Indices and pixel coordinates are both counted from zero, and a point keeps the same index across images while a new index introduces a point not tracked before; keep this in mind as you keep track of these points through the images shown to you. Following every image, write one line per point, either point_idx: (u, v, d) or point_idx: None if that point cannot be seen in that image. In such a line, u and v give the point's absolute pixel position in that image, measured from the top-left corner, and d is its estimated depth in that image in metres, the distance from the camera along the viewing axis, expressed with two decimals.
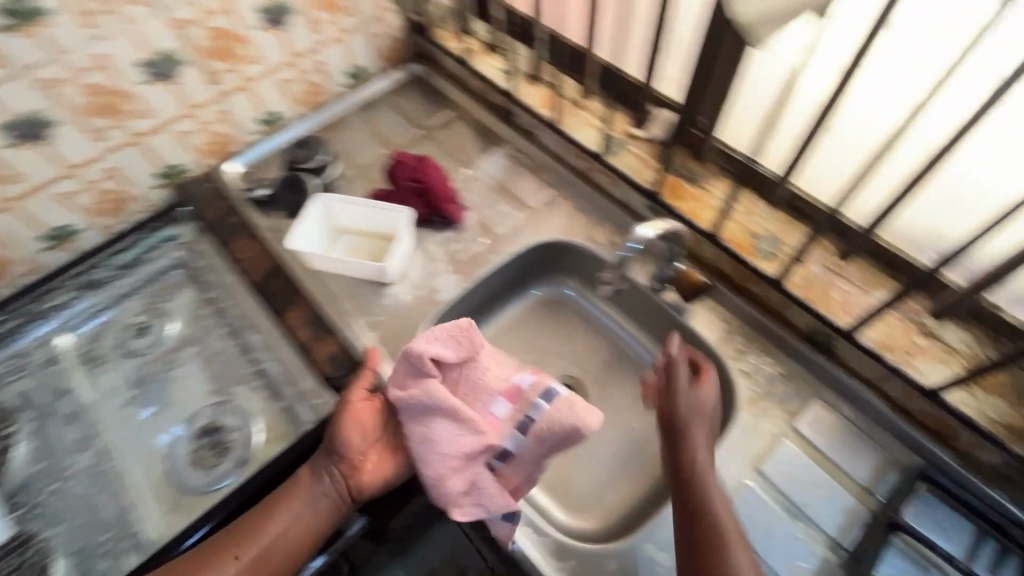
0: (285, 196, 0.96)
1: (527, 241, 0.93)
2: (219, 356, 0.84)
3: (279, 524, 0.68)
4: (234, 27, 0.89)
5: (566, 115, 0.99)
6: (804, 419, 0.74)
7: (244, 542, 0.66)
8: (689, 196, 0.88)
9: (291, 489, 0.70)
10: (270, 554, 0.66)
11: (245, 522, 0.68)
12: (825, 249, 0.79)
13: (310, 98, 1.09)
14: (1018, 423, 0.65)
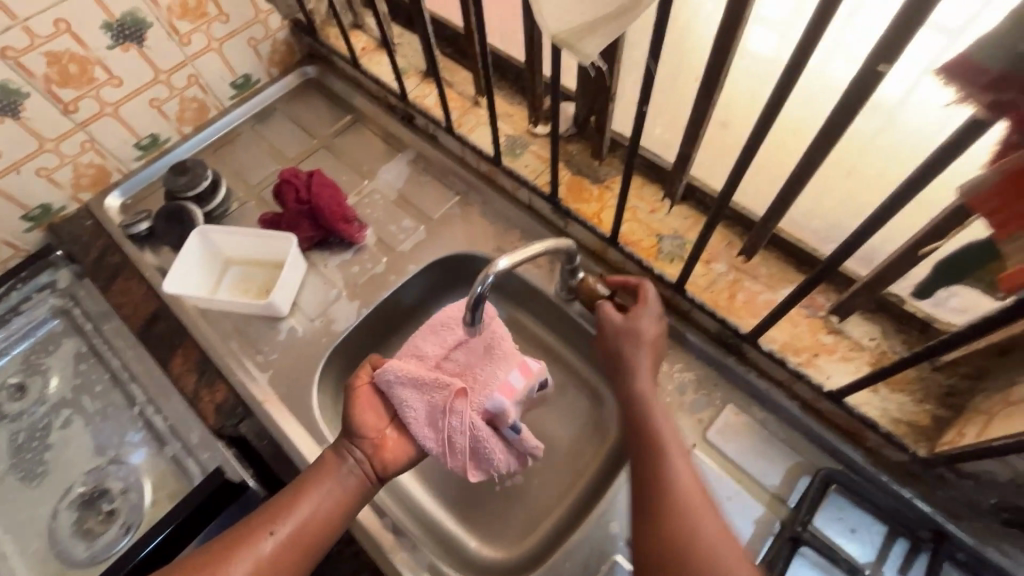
0: (165, 228, 0.88)
1: (426, 260, 0.87)
2: (105, 413, 0.80)
3: (313, 501, 0.60)
4: (82, 51, 0.81)
5: (463, 115, 0.93)
6: (716, 428, 0.71)
7: (280, 516, 0.59)
8: (593, 196, 0.82)
9: (328, 465, 0.63)
10: (309, 528, 0.59)
11: (278, 504, 0.60)
12: (730, 246, 0.76)
13: (194, 116, 1.00)
14: (920, 419, 0.64)
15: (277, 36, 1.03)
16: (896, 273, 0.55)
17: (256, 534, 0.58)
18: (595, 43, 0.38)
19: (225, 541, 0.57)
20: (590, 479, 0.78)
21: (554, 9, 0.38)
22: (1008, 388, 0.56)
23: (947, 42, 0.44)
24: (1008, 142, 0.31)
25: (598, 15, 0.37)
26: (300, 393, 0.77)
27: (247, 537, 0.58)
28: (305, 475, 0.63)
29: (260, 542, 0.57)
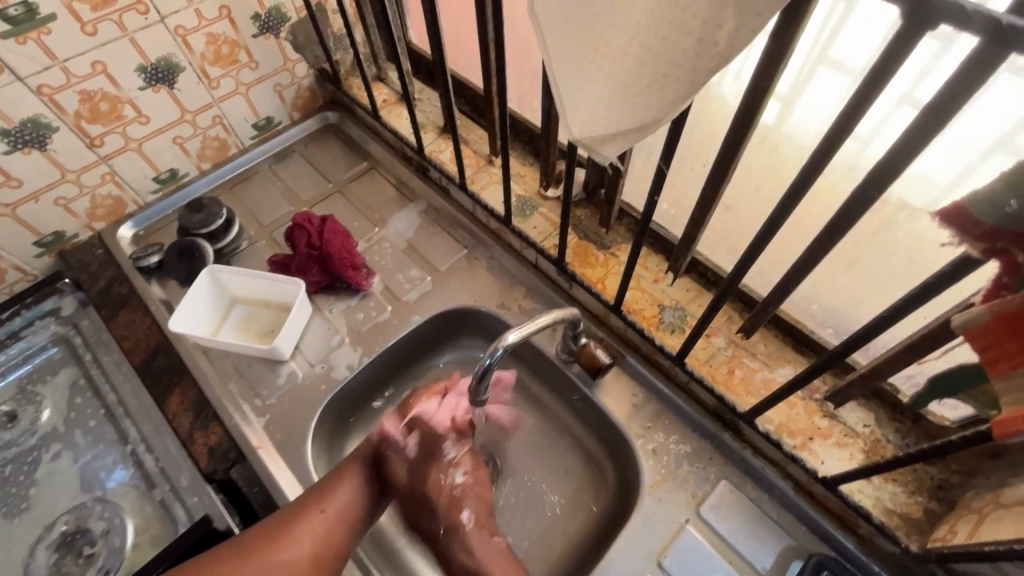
0: (176, 264, 0.90)
1: (431, 311, 0.88)
2: (95, 449, 0.79)
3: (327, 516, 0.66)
4: (115, 91, 0.84)
5: (476, 172, 0.96)
6: (710, 505, 0.71)
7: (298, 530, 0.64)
8: (598, 262, 0.84)
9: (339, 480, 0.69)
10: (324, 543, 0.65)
11: (299, 508, 0.66)
12: (730, 322, 0.77)
13: (214, 153, 1.03)
14: (912, 511, 0.65)
15: (303, 82, 1.07)
16: (890, 370, 0.57)
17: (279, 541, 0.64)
18: (615, 148, 0.41)
19: (255, 539, 0.64)
20: (582, 548, 0.77)
21: (578, 114, 0.40)
22: (998, 488, 0.57)
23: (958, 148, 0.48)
24: (997, 283, 0.33)
25: (621, 128, 0.39)
26: (294, 441, 0.77)
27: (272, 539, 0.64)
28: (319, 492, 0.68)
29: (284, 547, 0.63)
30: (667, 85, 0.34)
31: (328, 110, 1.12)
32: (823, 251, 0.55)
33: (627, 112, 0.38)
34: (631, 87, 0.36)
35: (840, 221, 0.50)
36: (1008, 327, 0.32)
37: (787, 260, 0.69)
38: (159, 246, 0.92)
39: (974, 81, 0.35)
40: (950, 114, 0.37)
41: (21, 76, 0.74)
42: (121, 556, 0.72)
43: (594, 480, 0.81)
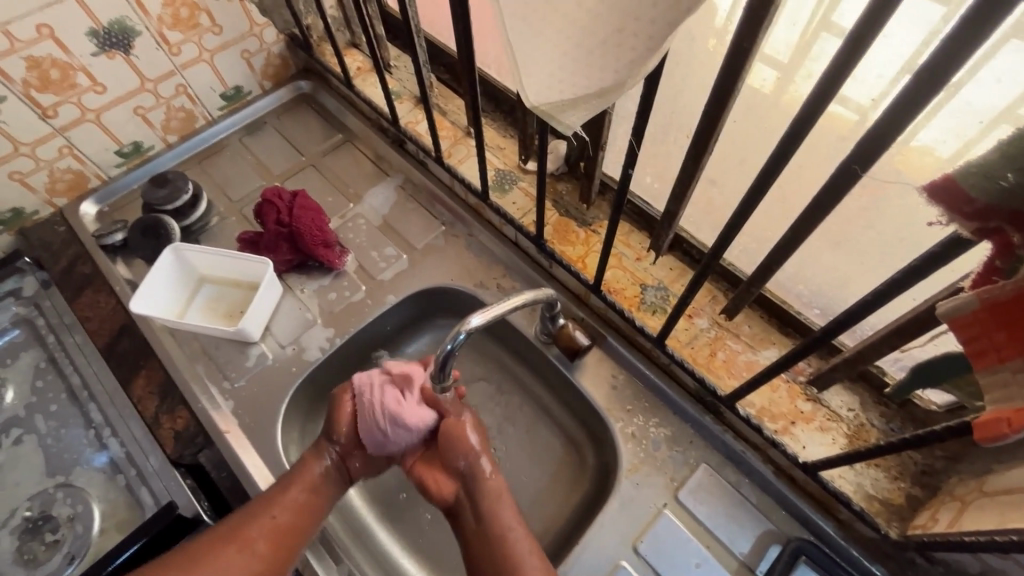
0: (141, 242, 0.86)
1: (407, 290, 0.85)
2: (59, 434, 0.77)
3: (283, 511, 0.62)
4: (65, 57, 0.78)
5: (454, 145, 0.92)
6: (689, 489, 0.70)
7: (257, 525, 0.61)
8: (579, 239, 0.81)
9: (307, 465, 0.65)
10: (277, 543, 0.60)
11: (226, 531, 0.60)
12: (713, 301, 0.74)
13: (180, 125, 0.98)
14: (894, 497, 0.63)
15: (272, 50, 1.01)
16: (875, 355, 0.54)
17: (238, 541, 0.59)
18: (578, 116, 0.36)
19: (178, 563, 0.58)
20: (559, 530, 0.76)
21: (534, 79, 0.36)
22: (983, 475, 0.55)
23: (956, 126, 0.42)
24: (988, 266, 0.30)
25: (582, 92, 0.35)
26: (264, 424, 0.75)
27: (231, 538, 0.59)
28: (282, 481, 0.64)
29: (232, 551, 0.59)
30: (626, 43, 0.31)
31: (301, 80, 1.07)
32: (808, 229, 0.51)
33: (586, 75, 0.33)
34: (589, 46, 0.32)
35: (826, 197, 0.46)
36: (999, 317, 0.29)
37: (773, 237, 0.66)
38: (123, 223, 0.89)
39: (974, 37, 0.31)
40: (947, 75, 0.33)
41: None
42: (89, 539, 0.71)
43: (573, 464, 0.79)
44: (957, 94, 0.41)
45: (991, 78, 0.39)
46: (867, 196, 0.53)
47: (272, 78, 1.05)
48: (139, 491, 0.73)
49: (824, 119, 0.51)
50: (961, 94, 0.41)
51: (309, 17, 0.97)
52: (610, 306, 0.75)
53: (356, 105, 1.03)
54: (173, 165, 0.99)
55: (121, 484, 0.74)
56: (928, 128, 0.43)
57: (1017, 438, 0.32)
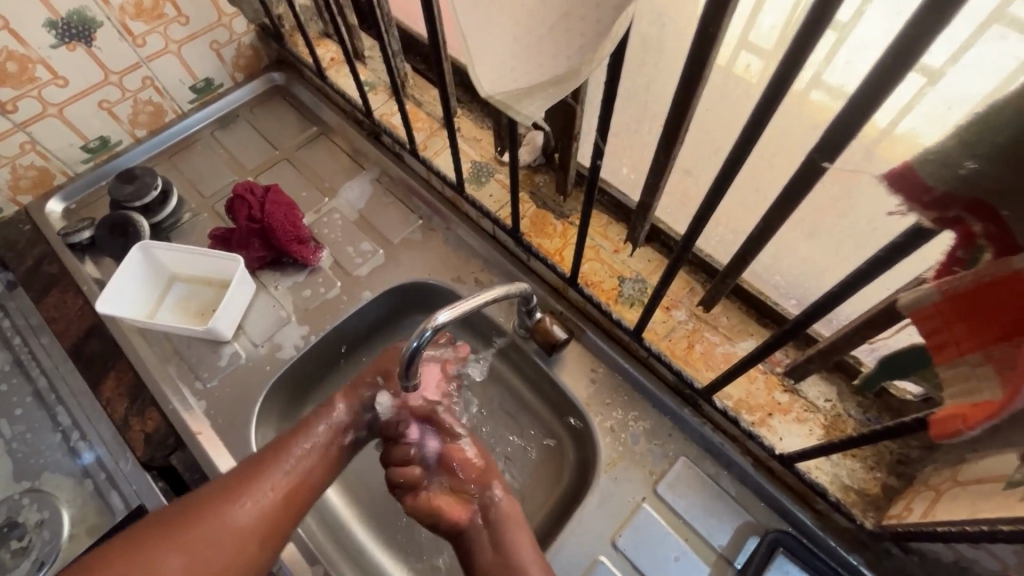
0: (108, 240, 0.84)
1: (383, 286, 0.84)
2: (27, 437, 0.75)
3: (283, 472, 0.60)
4: (22, 49, 0.76)
5: (429, 137, 0.90)
6: (668, 482, 0.69)
7: (255, 484, 0.58)
8: (556, 232, 0.79)
9: (305, 426, 0.64)
10: (277, 504, 0.58)
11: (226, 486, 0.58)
12: (692, 293, 0.74)
13: (149, 119, 0.96)
14: (870, 487, 0.63)
15: (243, 40, 0.98)
16: (849, 345, 0.53)
17: (233, 501, 0.57)
18: (536, 105, 0.35)
19: (168, 519, 0.55)
20: (538, 525, 0.75)
21: (487, 66, 0.35)
22: (957, 464, 0.54)
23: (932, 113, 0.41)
24: (951, 257, 0.29)
25: (536, 80, 0.33)
26: (237, 425, 0.73)
27: (226, 498, 0.57)
28: (279, 443, 0.62)
29: (229, 510, 0.56)
30: (575, 27, 0.29)
31: (274, 72, 1.04)
32: (780, 219, 0.50)
33: (539, 62, 0.32)
34: (539, 32, 0.31)
35: (796, 186, 0.45)
36: (961, 309, 0.29)
37: (749, 227, 0.65)
38: (90, 221, 0.86)
39: (939, 18, 0.30)
40: (912, 59, 0.32)
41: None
42: (60, 543, 0.69)
43: (553, 459, 0.79)
44: (926, 78, 0.40)
45: (963, 61, 0.38)
46: (839, 184, 0.52)
47: (244, 70, 1.03)
48: (111, 494, 0.71)
49: (796, 106, 0.50)
50: (935, 79, 0.40)
51: (279, 6, 0.95)
52: (588, 299, 0.74)
53: (330, 97, 1.01)
54: (143, 160, 0.97)
55: (92, 488, 0.72)
56: (897, 114, 0.42)
57: (970, 437, 0.31)
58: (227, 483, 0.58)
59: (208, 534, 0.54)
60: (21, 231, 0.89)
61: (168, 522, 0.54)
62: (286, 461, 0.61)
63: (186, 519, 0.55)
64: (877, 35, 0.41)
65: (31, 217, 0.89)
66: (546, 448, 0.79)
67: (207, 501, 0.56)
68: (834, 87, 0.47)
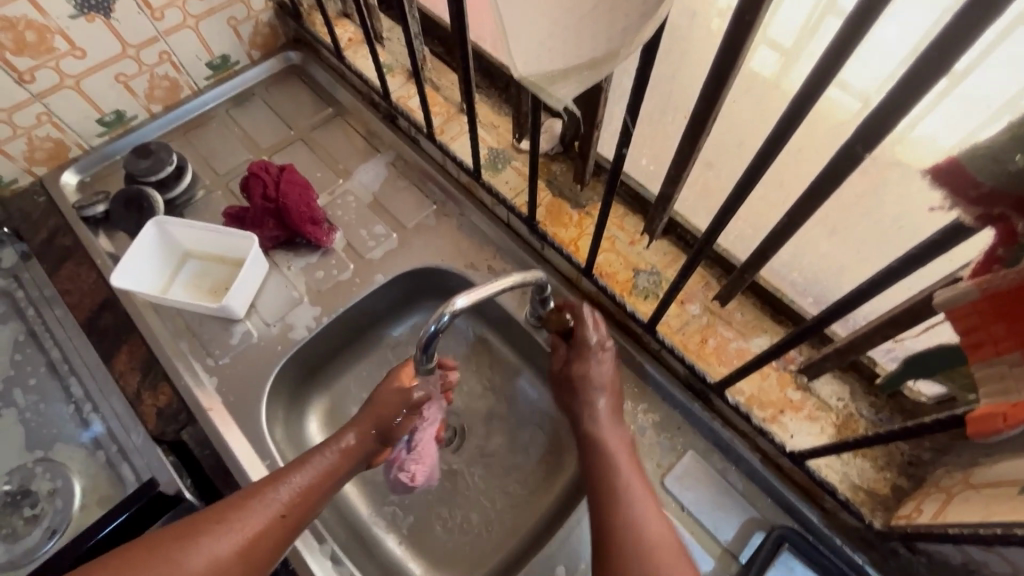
0: (123, 214, 0.84)
1: (395, 270, 0.84)
2: (39, 407, 0.76)
3: (281, 502, 0.55)
4: (41, 18, 0.75)
5: (447, 122, 0.89)
6: (675, 475, 0.69)
7: (245, 516, 0.53)
8: (572, 222, 0.79)
9: (306, 458, 0.59)
10: (262, 540, 0.53)
11: (223, 509, 0.53)
12: (707, 288, 0.73)
13: (165, 95, 0.95)
14: (879, 487, 0.63)
15: (261, 18, 0.97)
16: (867, 344, 0.53)
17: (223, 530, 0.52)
18: (569, 88, 0.35)
19: (155, 541, 0.50)
20: (544, 514, 0.75)
21: (523, 47, 0.34)
22: (970, 468, 0.54)
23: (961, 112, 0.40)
24: (989, 255, 0.29)
25: (571, 63, 0.33)
26: (248, 403, 0.74)
27: (215, 527, 0.51)
28: (285, 468, 0.58)
29: (214, 538, 0.51)
30: (619, 9, 0.29)
31: (290, 51, 1.03)
32: (805, 215, 0.49)
33: (577, 43, 0.32)
34: (580, 13, 0.30)
35: (824, 182, 0.45)
36: (999, 308, 0.28)
37: (769, 223, 0.64)
38: (105, 195, 0.86)
39: (992, 10, 0.29)
40: (956, 54, 0.32)
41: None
42: (71, 512, 0.70)
43: (561, 448, 0.79)
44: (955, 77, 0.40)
45: (998, 61, 0.37)
46: (864, 183, 0.51)
47: (260, 47, 1.02)
48: (120, 466, 0.72)
49: (825, 102, 0.50)
50: (967, 79, 0.39)
51: None
52: (602, 290, 0.74)
53: (346, 78, 1.00)
54: (159, 134, 0.96)
55: (102, 460, 0.73)
56: (931, 113, 0.42)
57: (1007, 436, 0.32)
58: (217, 509, 0.53)
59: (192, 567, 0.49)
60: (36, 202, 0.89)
61: (151, 545, 0.49)
62: (280, 497, 0.55)
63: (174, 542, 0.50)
64: (915, 29, 0.41)
65: (45, 189, 0.89)
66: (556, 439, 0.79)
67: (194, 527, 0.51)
68: (867, 83, 0.46)
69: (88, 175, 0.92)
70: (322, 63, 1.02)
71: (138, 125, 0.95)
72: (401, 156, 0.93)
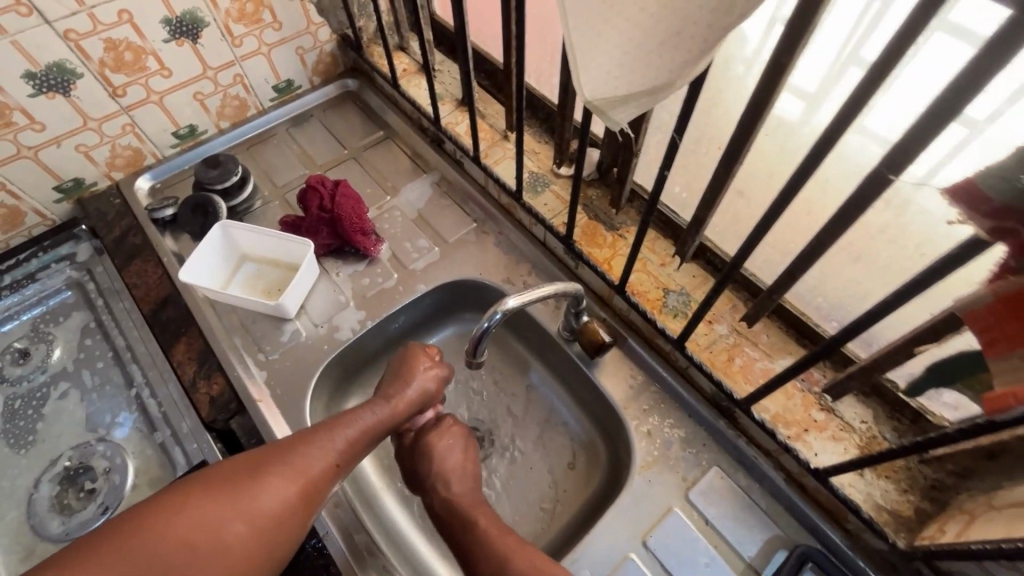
0: (189, 218, 0.91)
1: (437, 281, 0.89)
2: (101, 390, 0.81)
3: (315, 456, 0.58)
4: (139, 41, 0.84)
5: (491, 147, 0.95)
6: (699, 489, 0.71)
7: (283, 468, 0.56)
8: (606, 242, 0.84)
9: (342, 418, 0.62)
10: (295, 495, 0.55)
11: (280, 451, 0.57)
12: (734, 309, 0.77)
13: (233, 113, 1.04)
14: (902, 509, 0.64)
15: (325, 48, 1.07)
16: (889, 365, 0.56)
17: (256, 490, 0.54)
18: (628, 112, 0.40)
19: (204, 484, 0.53)
20: (568, 522, 0.77)
21: (592, 74, 0.40)
22: (992, 491, 0.56)
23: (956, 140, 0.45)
24: (1003, 266, 0.33)
25: (634, 89, 0.38)
26: (294, 396, 0.78)
27: (259, 474, 0.55)
28: (329, 423, 0.62)
29: (258, 489, 0.54)
30: (682, 45, 0.34)
31: (347, 78, 1.12)
32: (831, 240, 0.54)
33: (643, 72, 0.37)
34: (647, 46, 0.36)
35: (849, 210, 0.49)
36: (1011, 312, 0.32)
37: (794, 249, 0.68)
38: (174, 200, 0.94)
39: (996, 61, 0.34)
40: (970, 96, 0.36)
41: (49, 20, 0.75)
42: (124, 487, 0.75)
43: (587, 460, 0.81)
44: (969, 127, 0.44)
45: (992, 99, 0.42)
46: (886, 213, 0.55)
47: (321, 74, 1.11)
48: (173, 449, 0.77)
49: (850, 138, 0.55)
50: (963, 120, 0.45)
51: (362, 21, 1.03)
52: (633, 306, 0.78)
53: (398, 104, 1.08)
54: (225, 147, 1.05)
55: (155, 441, 0.78)
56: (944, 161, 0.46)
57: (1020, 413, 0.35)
58: (251, 459, 0.56)
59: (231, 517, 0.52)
60: (109, 203, 0.96)
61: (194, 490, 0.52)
62: (315, 450, 0.58)
63: (226, 482, 0.53)
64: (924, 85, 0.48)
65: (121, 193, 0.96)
66: (581, 456, 0.82)
67: (241, 474, 0.54)
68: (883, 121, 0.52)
69: (158, 181, 1.00)
70: (376, 90, 1.11)
71: (207, 139, 1.04)
72: (446, 177, 1.00)
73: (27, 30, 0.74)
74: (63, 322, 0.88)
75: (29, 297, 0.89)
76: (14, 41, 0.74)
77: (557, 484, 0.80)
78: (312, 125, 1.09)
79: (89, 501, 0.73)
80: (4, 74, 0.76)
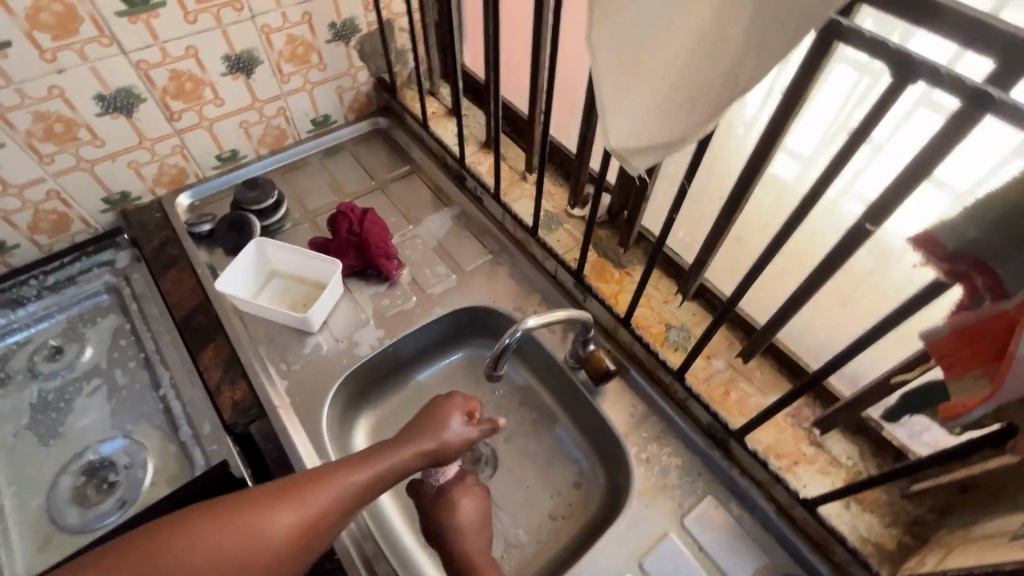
0: (226, 234, 0.97)
1: (452, 306, 0.95)
2: (127, 389, 0.86)
3: (344, 486, 0.60)
4: (200, 73, 0.93)
5: (510, 186, 1.03)
6: (694, 516, 0.75)
7: (310, 493, 0.58)
8: (614, 278, 0.90)
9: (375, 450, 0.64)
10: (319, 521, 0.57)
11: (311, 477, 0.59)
12: (730, 347, 0.82)
13: (273, 141, 1.12)
14: (886, 542, 0.68)
15: (361, 89, 1.17)
16: (871, 399, 0.61)
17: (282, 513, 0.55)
18: (646, 160, 0.47)
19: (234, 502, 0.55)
20: (566, 545, 0.80)
21: (618, 127, 0.47)
22: (969, 525, 0.60)
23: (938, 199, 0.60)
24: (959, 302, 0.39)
25: (653, 142, 0.46)
26: (312, 406, 0.82)
27: (288, 498, 0.57)
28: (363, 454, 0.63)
29: (282, 512, 0.55)
30: (696, 107, 0.42)
31: (379, 117, 1.22)
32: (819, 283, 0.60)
33: (661, 128, 0.44)
34: (667, 107, 0.43)
35: (835, 256, 0.55)
36: (967, 340, 0.39)
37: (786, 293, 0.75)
38: (211, 216, 1.01)
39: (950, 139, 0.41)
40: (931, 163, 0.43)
41: (126, 51, 0.84)
42: (143, 481, 0.78)
43: (587, 486, 0.85)
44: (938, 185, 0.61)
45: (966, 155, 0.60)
46: None
47: (355, 112, 1.20)
48: (192, 449, 0.80)
49: None
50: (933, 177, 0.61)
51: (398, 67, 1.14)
52: (637, 339, 0.83)
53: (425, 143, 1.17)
54: (262, 171, 1.12)
55: (175, 439, 0.81)
56: None
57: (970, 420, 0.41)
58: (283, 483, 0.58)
59: (256, 537, 0.53)
60: (150, 216, 1.02)
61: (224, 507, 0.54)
62: (344, 481, 0.60)
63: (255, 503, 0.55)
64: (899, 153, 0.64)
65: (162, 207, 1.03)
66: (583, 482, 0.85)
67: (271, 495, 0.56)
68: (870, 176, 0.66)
69: (196, 198, 1.06)
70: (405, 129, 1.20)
71: (245, 163, 1.12)
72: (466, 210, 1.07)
73: (105, 57, 0.83)
74: (96, 323, 0.93)
75: (67, 298, 0.95)
76: (92, 66, 0.83)
77: (557, 507, 0.83)
78: (344, 157, 1.17)
79: (108, 493, 0.77)
80: (78, 94, 0.84)
